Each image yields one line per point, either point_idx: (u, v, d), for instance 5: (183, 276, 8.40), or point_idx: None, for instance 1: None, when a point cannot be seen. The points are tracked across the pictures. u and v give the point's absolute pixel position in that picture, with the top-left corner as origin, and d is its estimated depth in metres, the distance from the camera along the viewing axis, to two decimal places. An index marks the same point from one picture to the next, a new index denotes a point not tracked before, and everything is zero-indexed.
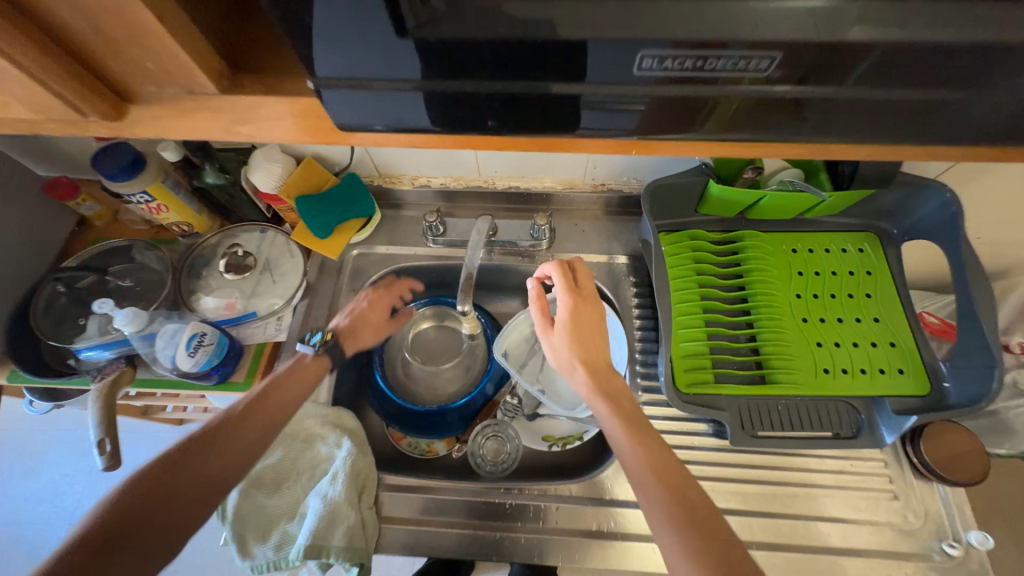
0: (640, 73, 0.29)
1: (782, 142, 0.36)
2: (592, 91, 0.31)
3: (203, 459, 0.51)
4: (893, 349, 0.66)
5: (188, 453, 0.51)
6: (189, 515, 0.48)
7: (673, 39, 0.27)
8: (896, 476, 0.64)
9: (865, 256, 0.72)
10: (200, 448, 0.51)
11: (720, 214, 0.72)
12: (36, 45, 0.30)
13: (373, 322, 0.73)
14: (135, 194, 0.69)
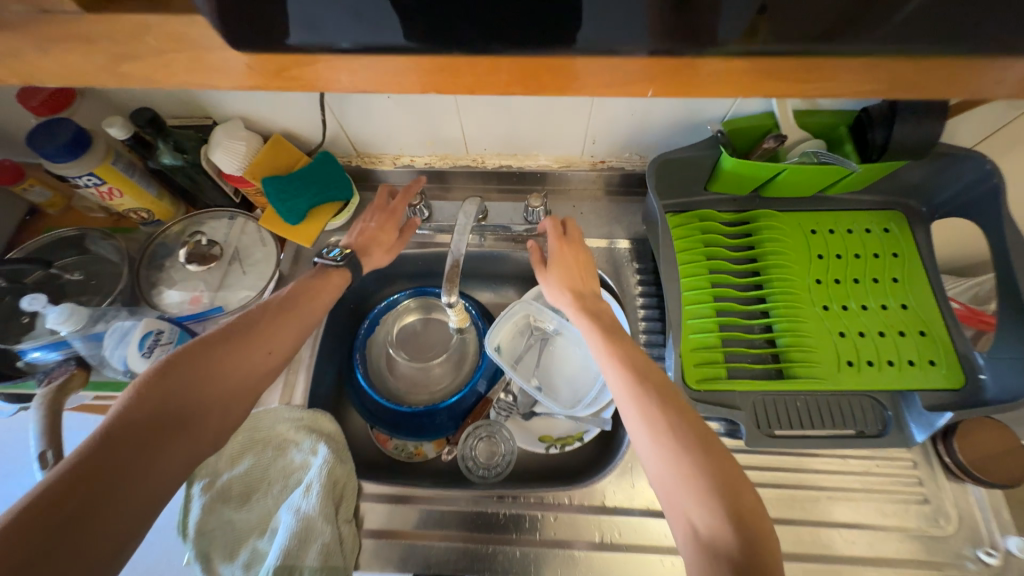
0: None
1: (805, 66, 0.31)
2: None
3: (228, 363, 0.48)
4: (922, 338, 0.60)
5: (210, 356, 0.47)
6: (217, 420, 0.46)
7: None
8: (925, 478, 0.58)
9: (891, 237, 0.66)
10: (227, 353, 0.48)
11: (732, 191, 0.65)
12: None
13: (387, 231, 0.67)
14: (80, 176, 0.62)
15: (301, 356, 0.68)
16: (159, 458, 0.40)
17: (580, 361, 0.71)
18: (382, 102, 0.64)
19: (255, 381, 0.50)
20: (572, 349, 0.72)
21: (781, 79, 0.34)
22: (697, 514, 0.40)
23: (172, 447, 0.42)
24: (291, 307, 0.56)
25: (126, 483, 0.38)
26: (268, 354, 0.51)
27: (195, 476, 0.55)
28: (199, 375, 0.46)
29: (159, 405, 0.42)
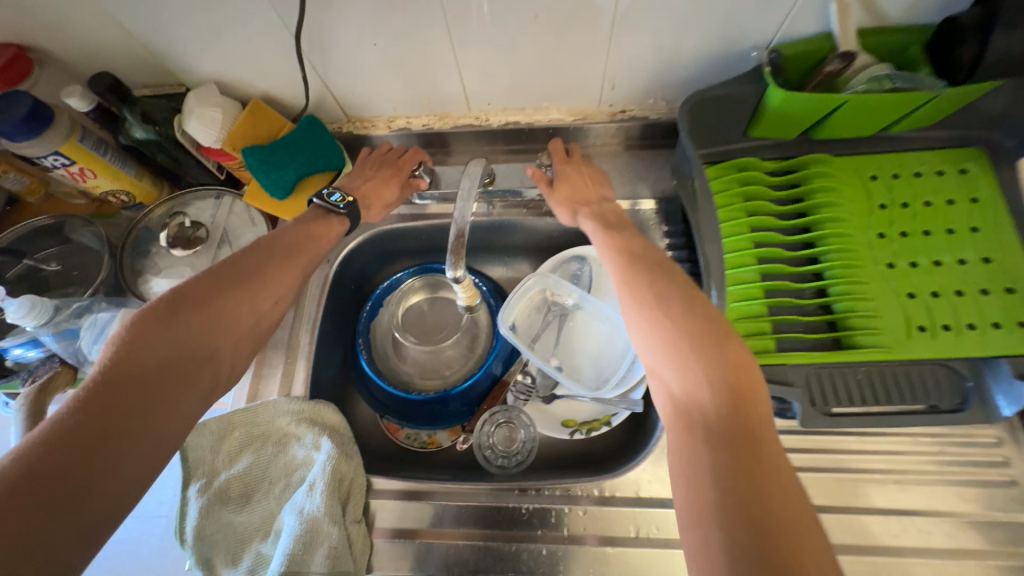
0: None
1: None
2: None
3: (232, 307, 0.45)
4: (1010, 296, 0.51)
5: (210, 301, 0.44)
6: (223, 363, 0.44)
7: None
8: (1013, 457, 0.51)
9: (968, 179, 0.56)
10: (230, 299, 0.45)
11: (777, 134, 0.57)
12: None
13: (388, 185, 0.63)
14: (45, 155, 0.56)
15: (299, 342, 0.62)
16: (170, 405, 0.39)
17: (605, 337, 0.64)
18: (367, 52, 0.56)
19: (260, 323, 0.48)
20: (594, 325, 0.65)
21: None
22: (681, 377, 0.40)
23: (182, 393, 0.40)
24: (295, 248, 0.52)
25: (140, 430, 0.36)
26: (274, 305, 0.49)
27: (192, 476, 0.51)
28: (201, 320, 0.43)
29: (162, 350, 0.39)
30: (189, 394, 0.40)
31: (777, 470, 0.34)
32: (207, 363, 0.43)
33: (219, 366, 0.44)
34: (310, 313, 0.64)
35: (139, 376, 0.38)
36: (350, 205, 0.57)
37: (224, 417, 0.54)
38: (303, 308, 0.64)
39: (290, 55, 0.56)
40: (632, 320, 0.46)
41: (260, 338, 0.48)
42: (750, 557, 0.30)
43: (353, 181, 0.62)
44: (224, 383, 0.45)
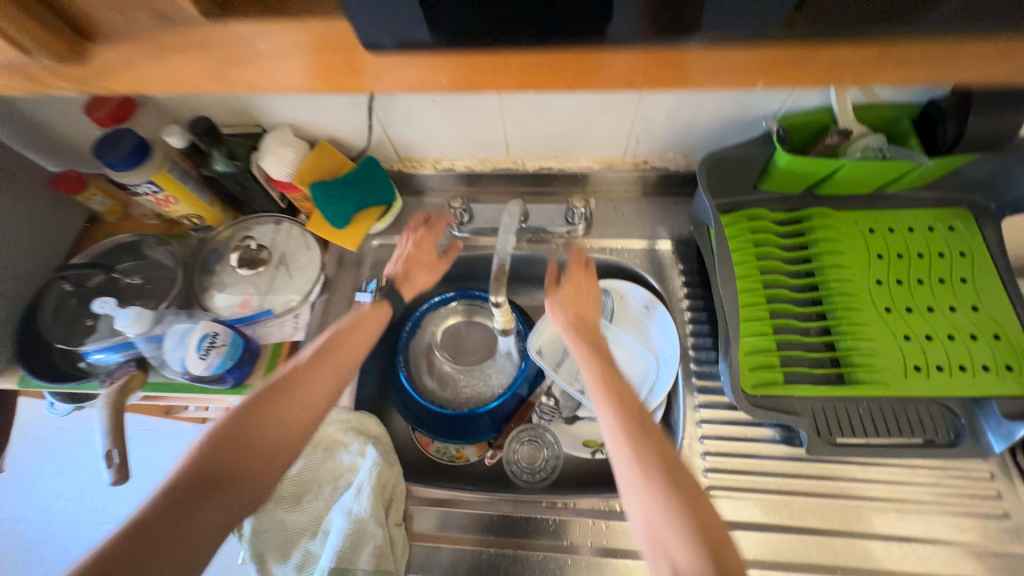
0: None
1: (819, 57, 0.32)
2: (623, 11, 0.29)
3: (260, 423, 0.49)
4: (997, 343, 0.56)
5: (242, 423, 0.48)
6: (255, 475, 0.47)
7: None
8: (1004, 490, 0.55)
9: (956, 233, 0.62)
10: (256, 413, 0.49)
11: (783, 189, 0.64)
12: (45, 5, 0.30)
13: (421, 262, 0.67)
14: (141, 183, 0.64)
15: None
16: (195, 522, 0.43)
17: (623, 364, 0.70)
18: (423, 106, 0.64)
19: (290, 430, 0.50)
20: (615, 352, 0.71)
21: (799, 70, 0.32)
22: (659, 521, 0.39)
23: (206, 512, 0.44)
24: (318, 355, 0.55)
25: (166, 545, 0.41)
26: (298, 412, 0.51)
27: None
28: (228, 439, 0.47)
29: (194, 476, 0.45)
30: (216, 509, 0.44)
31: None
32: (235, 482, 0.46)
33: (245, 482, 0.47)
34: None
35: (175, 496, 0.43)
36: (387, 291, 0.63)
37: None
38: None
39: (355, 105, 0.64)
40: (614, 454, 0.44)
41: (297, 445, 0.50)
42: None
43: (398, 266, 0.66)
44: (256, 498, 0.47)
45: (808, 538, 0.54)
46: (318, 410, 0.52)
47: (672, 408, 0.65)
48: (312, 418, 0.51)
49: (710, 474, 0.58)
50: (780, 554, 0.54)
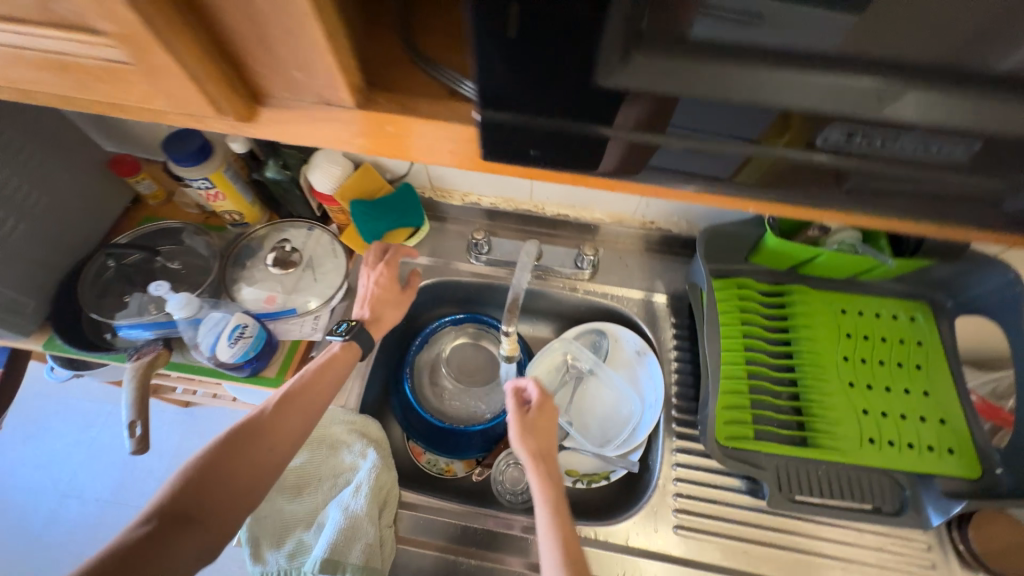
0: (824, 144, 0.30)
1: (815, 206, 0.36)
2: (671, 132, 0.30)
3: (234, 462, 0.53)
4: (942, 427, 0.63)
5: (217, 465, 0.53)
6: (226, 511, 0.52)
7: (870, 116, 0.28)
8: (939, 561, 0.61)
9: (916, 325, 0.70)
10: (230, 454, 0.54)
11: (770, 264, 0.72)
12: (212, 61, 0.24)
13: (390, 298, 0.70)
14: (198, 179, 0.70)
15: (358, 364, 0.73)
16: (171, 554, 0.47)
17: (611, 401, 0.76)
18: None
19: (258, 473, 0.54)
20: (605, 391, 0.76)
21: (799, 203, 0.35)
22: None
23: (180, 545, 0.48)
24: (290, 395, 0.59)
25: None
26: (270, 450, 0.56)
27: None
28: (201, 477, 0.52)
29: (166, 512, 0.49)
30: (189, 541, 0.49)
31: None
32: (210, 517, 0.51)
33: (217, 517, 0.51)
34: None
35: (156, 530, 0.48)
36: (356, 329, 0.65)
37: None
38: None
39: None
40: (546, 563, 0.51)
41: (264, 482, 0.55)
42: None
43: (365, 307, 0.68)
44: (227, 532, 0.52)
45: None
46: (286, 454, 0.56)
47: (652, 449, 0.71)
48: (279, 461, 0.56)
49: (680, 515, 0.63)
50: None
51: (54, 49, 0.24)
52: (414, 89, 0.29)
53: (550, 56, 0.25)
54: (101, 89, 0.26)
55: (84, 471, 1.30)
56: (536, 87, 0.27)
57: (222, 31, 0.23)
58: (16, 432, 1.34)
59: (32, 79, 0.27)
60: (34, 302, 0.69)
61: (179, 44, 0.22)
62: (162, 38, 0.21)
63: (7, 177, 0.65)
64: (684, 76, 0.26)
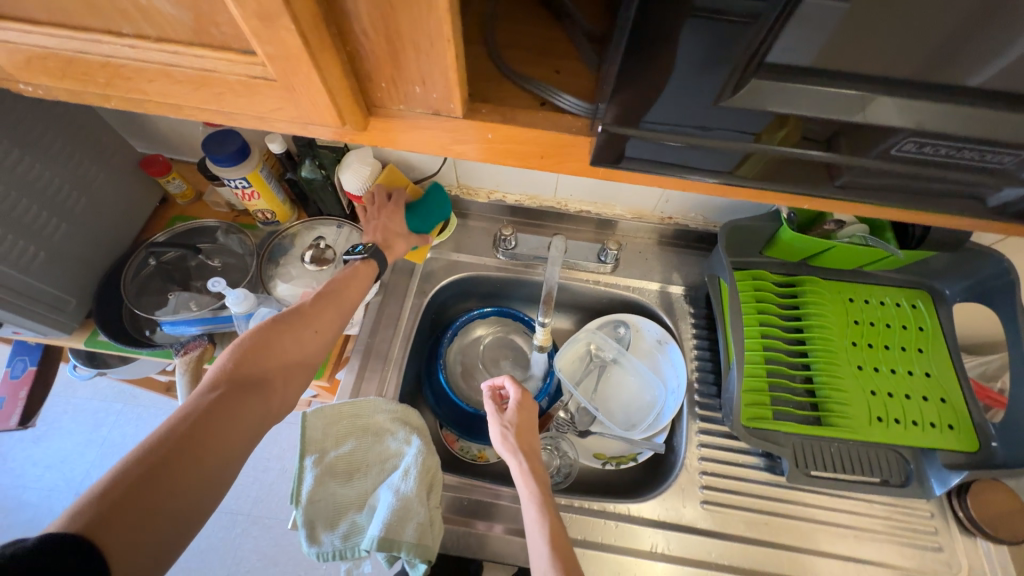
0: (899, 153, 0.32)
1: (854, 203, 0.39)
2: (733, 139, 0.33)
3: (285, 340, 0.58)
4: (943, 405, 0.69)
5: (270, 339, 0.58)
6: (283, 382, 0.57)
7: (942, 131, 0.30)
8: (941, 527, 0.67)
9: (918, 312, 0.75)
10: (281, 333, 0.58)
11: (783, 257, 0.77)
12: (345, 76, 0.27)
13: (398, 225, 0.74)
14: (235, 179, 0.72)
15: (394, 356, 0.76)
16: (245, 409, 0.51)
17: (635, 388, 0.80)
18: None
19: (305, 353, 0.60)
20: (627, 377, 0.81)
21: (834, 202, 0.39)
22: None
23: (252, 404, 0.52)
24: (329, 290, 0.65)
25: (225, 425, 0.49)
26: (315, 332, 0.62)
27: (307, 450, 0.62)
28: (256, 352, 0.56)
29: (230, 379, 0.52)
30: (258, 402, 0.53)
31: None
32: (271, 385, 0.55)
33: (277, 384, 0.56)
34: (405, 332, 0.78)
35: (229, 388, 0.51)
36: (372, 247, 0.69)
37: (336, 406, 0.65)
38: (399, 328, 0.78)
39: None
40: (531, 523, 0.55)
41: (311, 361, 0.60)
42: None
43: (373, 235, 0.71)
44: (284, 402, 0.57)
45: (784, 553, 0.64)
46: (326, 339, 0.63)
47: (676, 432, 0.75)
48: (323, 342, 0.62)
49: (706, 491, 0.67)
50: (760, 565, 0.63)
51: (203, 67, 0.26)
52: (507, 99, 0.32)
53: (638, 71, 0.29)
54: (231, 101, 0.29)
55: (96, 470, 1.30)
56: (622, 99, 0.30)
57: (359, 51, 0.26)
58: (31, 432, 1.35)
59: (164, 91, 0.29)
60: (75, 300, 0.71)
61: (326, 62, 0.25)
62: (316, 58, 0.24)
63: (50, 178, 0.66)
64: (760, 91, 0.29)
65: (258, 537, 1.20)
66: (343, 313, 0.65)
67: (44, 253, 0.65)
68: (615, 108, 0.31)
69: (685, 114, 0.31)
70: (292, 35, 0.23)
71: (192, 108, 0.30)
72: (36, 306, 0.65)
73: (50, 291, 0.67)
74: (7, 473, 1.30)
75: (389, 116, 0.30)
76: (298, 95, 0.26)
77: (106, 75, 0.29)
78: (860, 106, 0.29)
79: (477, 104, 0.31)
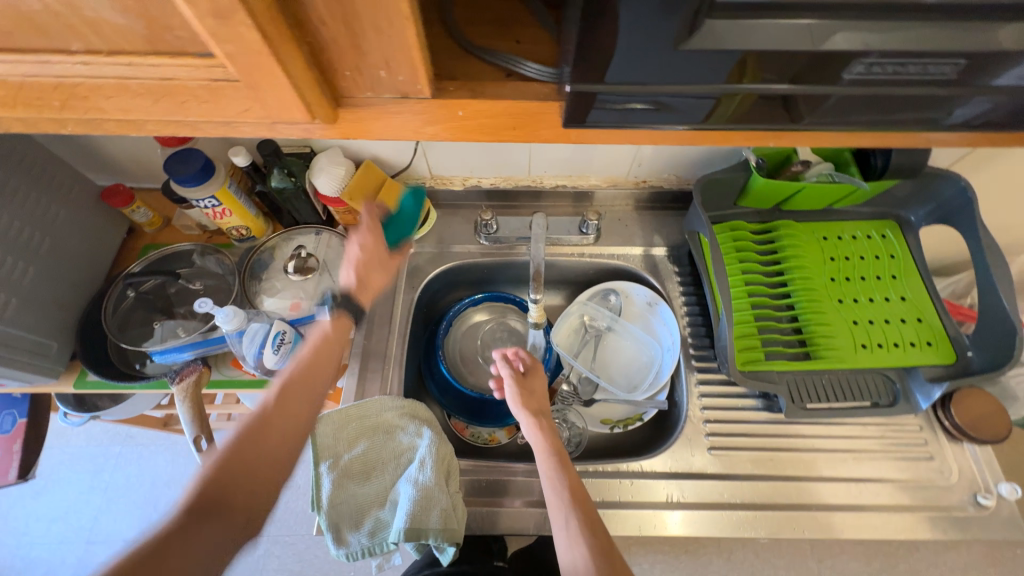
0: (850, 77, 0.33)
1: (817, 137, 0.41)
2: (698, 89, 0.33)
3: (254, 440, 0.52)
4: (920, 324, 0.73)
5: (237, 444, 0.51)
6: (259, 494, 0.50)
7: (891, 53, 0.31)
8: (930, 438, 0.71)
9: (888, 241, 0.79)
10: (247, 432, 0.52)
11: (756, 206, 0.79)
12: (309, 67, 0.26)
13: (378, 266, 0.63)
14: (203, 199, 0.70)
15: (393, 353, 0.76)
16: (205, 532, 0.46)
17: (633, 352, 0.82)
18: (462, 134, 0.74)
19: (279, 461, 0.53)
20: (623, 343, 0.83)
21: (797, 140, 0.41)
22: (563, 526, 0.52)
23: (215, 525, 0.46)
24: (304, 369, 0.57)
25: (178, 559, 0.43)
26: (289, 428, 0.54)
27: (321, 457, 0.62)
28: (219, 464, 0.49)
29: (192, 504, 0.47)
30: (223, 523, 0.47)
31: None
32: (243, 495, 0.49)
33: (251, 497, 0.50)
34: (399, 328, 0.78)
35: (186, 511, 0.46)
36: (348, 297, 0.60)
37: (343, 410, 0.65)
38: (393, 325, 0.78)
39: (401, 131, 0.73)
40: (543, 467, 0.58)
41: (288, 465, 0.53)
42: None
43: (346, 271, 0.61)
44: (261, 518, 0.50)
45: (791, 484, 0.68)
46: (303, 435, 0.55)
47: (676, 387, 0.77)
48: (299, 437, 0.55)
49: (711, 438, 0.70)
50: (770, 498, 0.67)
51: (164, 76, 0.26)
52: (471, 74, 0.32)
53: (599, 28, 0.29)
54: (196, 109, 0.28)
55: (106, 516, 1.28)
56: (585, 61, 0.30)
57: (319, 40, 0.26)
58: (28, 487, 1.31)
59: (125, 106, 0.29)
60: (56, 343, 0.69)
61: (288, 56, 0.25)
62: (277, 52, 0.24)
63: (9, 221, 0.63)
64: (722, 34, 0.30)
65: (281, 556, 1.20)
66: (316, 397, 0.57)
67: (16, 300, 0.63)
68: (581, 71, 0.31)
69: (650, 71, 0.32)
70: (250, 30, 0.23)
71: (158, 122, 0.30)
72: (17, 355, 0.63)
73: (30, 337, 0.65)
74: (11, 532, 1.27)
75: (358, 105, 0.30)
76: (265, 92, 0.26)
77: (61, 97, 0.28)
78: (813, 39, 0.30)
79: (442, 83, 0.31)
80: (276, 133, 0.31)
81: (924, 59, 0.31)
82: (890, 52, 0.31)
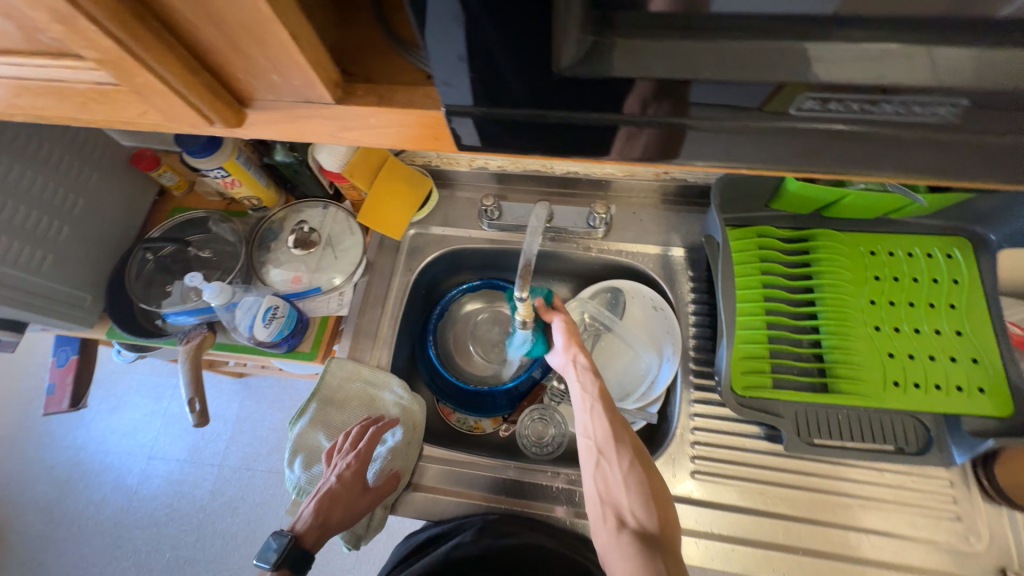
0: (803, 114, 0.28)
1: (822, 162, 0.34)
2: (649, 108, 0.28)
3: None
4: (974, 366, 0.61)
5: None
6: None
7: (871, 74, 0.25)
8: (961, 497, 0.62)
9: (953, 263, 0.66)
10: None
11: (794, 209, 0.69)
12: (188, 65, 0.27)
13: (346, 502, 0.63)
14: (212, 169, 0.71)
15: (384, 334, 0.77)
16: None
17: (632, 357, 0.77)
18: None
19: None
20: (623, 346, 0.78)
21: None
22: (588, 413, 0.60)
23: None
24: None
25: None
26: None
27: (318, 392, 0.72)
28: None
29: None
30: None
31: (641, 451, 0.57)
32: None
33: None
34: (393, 310, 0.79)
35: None
36: (289, 549, 0.58)
37: (358, 365, 0.74)
38: (386, 306, 0.79)
39: None
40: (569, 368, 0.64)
41: None
42: (655, 513, 0.52)
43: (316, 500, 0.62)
44: None
45: (780, 523, 0.62)
46: None
47: (670, 401, 0.73)
48: None
49: (697, 461, 0.66)
50: (754, 534, 0.62)
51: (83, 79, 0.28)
52: (389, 77, 0.31)
53: (502, 38, 0.25)
54: (102, 106, 0.31)
55: (163, 437, 1.47)
56: (496, 75, 0.27)
57: (193, 43, 0.26)
58: (101, 403, 1.52)
59: (58, 105, 0.31)
60: (90, 297, 0.76)
61: (162, 64, 0.26)
62: (134, 52, 0.25)
63: (45, 183, 0.69)
64: (655, 43, 0.25)
65: None
66: None
67: (53, 256, 0.70)
68: (498, 84, 0.27)
69: (582, 87, 0.28)
70: (100, 34, 0.24)
71: (90, 117, 0.32)
72: (53, 303, 0.71)
73: (65, 290, 0.72)
74: (87, 439, 1.49)
75: (266, 109, 0.31)
76: (145, 91, 0.28)
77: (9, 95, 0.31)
78: (768, 53, 0.25)
79: (349, 86, 0.30)
80: (191, 131, 0.32)
81: (921, 86, 0.25)
82: (874, 68, 0.25)
